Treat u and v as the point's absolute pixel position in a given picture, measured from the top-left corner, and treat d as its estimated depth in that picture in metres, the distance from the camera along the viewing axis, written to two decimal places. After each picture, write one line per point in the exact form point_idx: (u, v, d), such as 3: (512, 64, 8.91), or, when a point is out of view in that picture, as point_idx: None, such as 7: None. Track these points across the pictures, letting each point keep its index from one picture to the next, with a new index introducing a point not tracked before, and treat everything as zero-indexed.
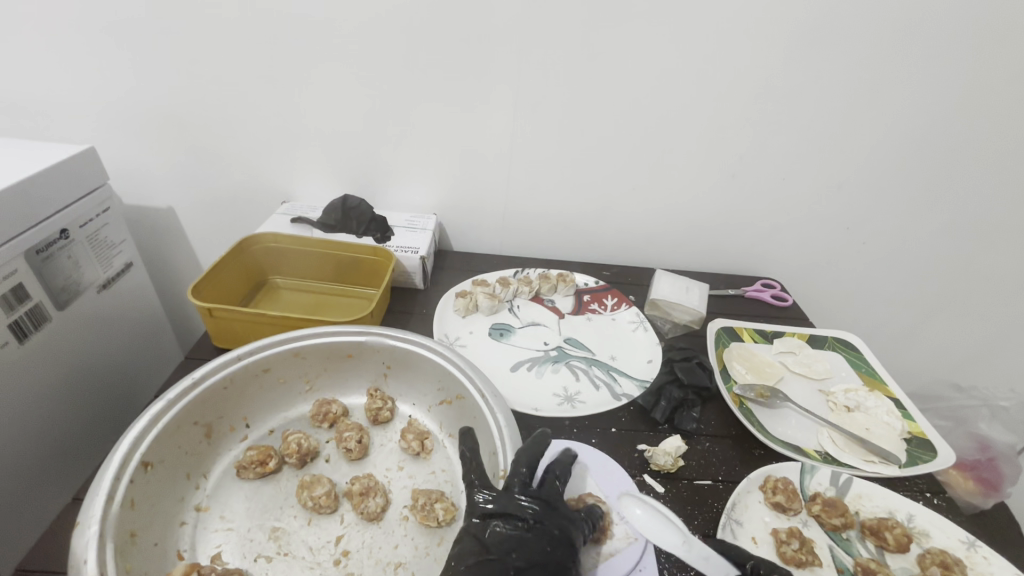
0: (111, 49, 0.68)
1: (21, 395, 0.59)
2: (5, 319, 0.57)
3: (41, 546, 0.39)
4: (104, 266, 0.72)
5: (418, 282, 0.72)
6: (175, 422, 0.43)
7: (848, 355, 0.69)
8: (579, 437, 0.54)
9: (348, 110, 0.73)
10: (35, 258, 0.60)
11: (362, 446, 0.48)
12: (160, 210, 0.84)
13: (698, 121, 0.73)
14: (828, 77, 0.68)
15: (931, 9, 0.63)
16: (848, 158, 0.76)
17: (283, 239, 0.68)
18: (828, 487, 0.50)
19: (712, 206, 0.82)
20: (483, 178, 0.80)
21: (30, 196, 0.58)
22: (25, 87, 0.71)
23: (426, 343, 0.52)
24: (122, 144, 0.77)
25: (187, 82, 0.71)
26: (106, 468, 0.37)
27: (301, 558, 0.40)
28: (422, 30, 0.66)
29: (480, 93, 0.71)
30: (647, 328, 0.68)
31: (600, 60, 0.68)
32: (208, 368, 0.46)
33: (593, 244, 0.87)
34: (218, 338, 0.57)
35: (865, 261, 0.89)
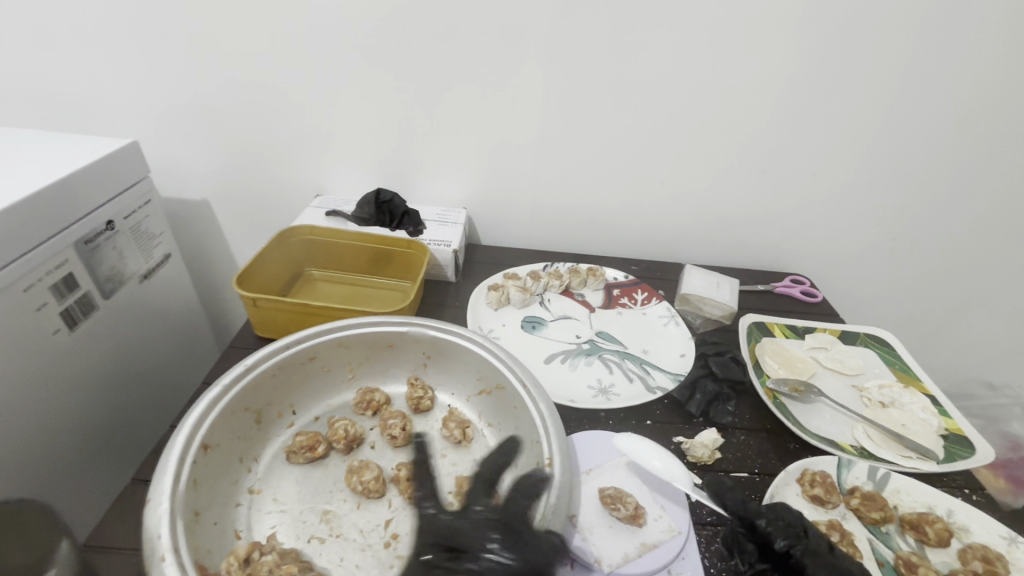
0: (152, 46, 0.69)
1: (71, 381, 0.61)
2: (57, 307, 0.59)
3: (108, 524, 0.40)
4: (145, 258, 0.74)
5: (450, 276, 0.73)
6: (230, 406, 0.44)
7: (881, 351, 0.68)
8: (615, 429, 0.54)
9: (381, 105, 0.74)
10: (84, 249, 0.62)
11: (406, 433, 0.49)
12: (194, 203, 0.86)
13: (730, 117, 0.73)
14: (864, 71, 0.68)
15: (970, 3, 0.63)
16: (882, 153, 0.76)
17: (319, 232, 0.70)
18: (866, 481, 0.50)
19: (742, 201, 0.81)
20: (512, 172, 0.80)
21: (79, 189, 0.60)
22: (69, 83, 0.73)
23: (465, 333, 0.53)
24: (160, 139, 0.78)
25: (225, 77, 0.72)
26: (171, 450, 0.39)
27: (353, 540, 0.41)
28: (455, 25, 0.67)
29: (512, 88, 0.72)
30: (678, 322, 0.69)
31: (632, 54, 0.68)
32: (259, 355, 0.47)
33: (620, 238, 0.87)
34: (261, 328, 0.59)
35: (895, 257, 0.88)
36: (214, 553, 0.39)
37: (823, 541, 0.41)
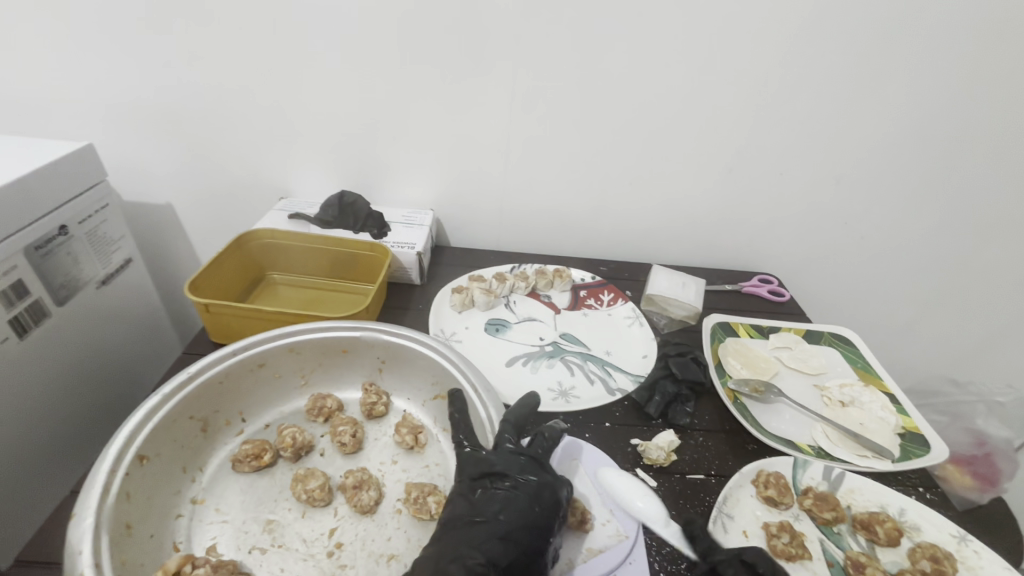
0: (108, 48, 0.68)
1: (20, 391, 0.60)
2: (6, 314, 0.58)
3: (41, 537, 0.39)
4: (103, 263, 0.73)
5: (413, 278, 0.72)
6: (171, 415, 0.44)
7: (844, 350, 0.69)
8: (573, 431, 0.54)
9: (345, 106, 0.73)
10: (35, 254, 0.60)
11: (357, 440, 0.48)
12: (158, 206, 0.85)
13: (695, 116, 0.73)
14: (827, 71, 0.68)
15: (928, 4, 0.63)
16: (847, 152, 0.76)
17: (280, 235, 0.69)
18: (820, 481, 0.50)
19: (710, 201, 0.82)
20: (479, 174, 0.80)
21: (29, 193, 0.59)
22: (24, 84, 0.71)
23: (420, 337, 0.53)
24: (121, 141, 0.77)
25: (186, 79, 0.71)
26: (101, 461, 0.38)
27: (295, 550, 0.41)
28: (418, 26, 0.66)
29: (477, 89, 0.71)
30: (643, 323, 0.68)
31: (596, 54, 0.68)
32: (203, 363, 0.46)
33: (590, 239, 0.87)
34: (215, 334, 0.58)
35: (863, 256, 0.88)
36: (147, 566, 0.38)
37: None
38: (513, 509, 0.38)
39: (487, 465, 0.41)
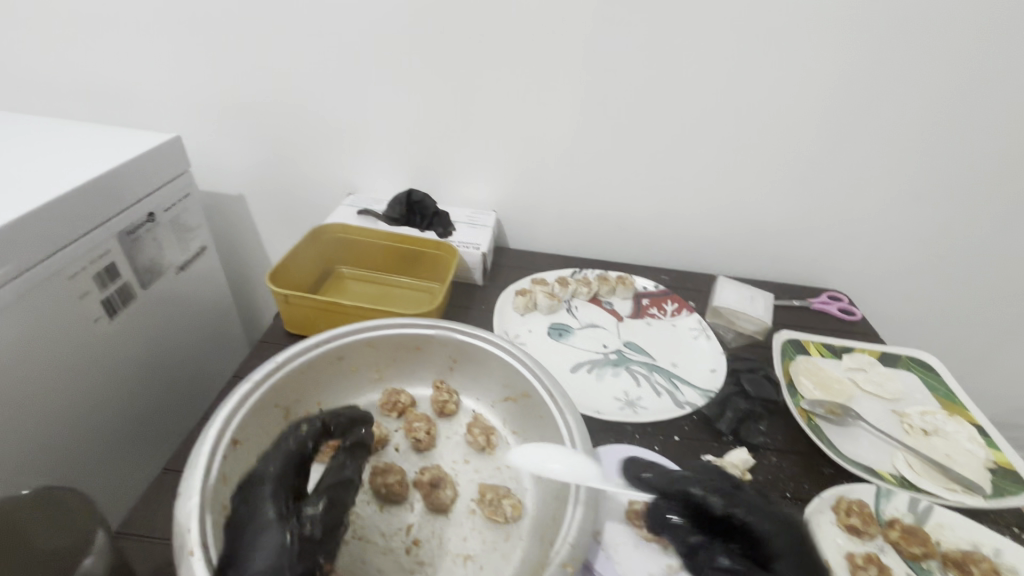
0: (199, 45, 0.72)
1: (106, 369, 0.63)
2: (98, 295, 0.61)
3: (144, 511, 0.42)
4: (182, 249, 0.76)
5: (476, 278, 0.73)
6: (259, 403, 0.45)
7: (924, 376, 0.65)
8: (641, 443, 0.53)
9: (417, 107, 0.75)
10: (125, 239, 0.64)
11: (431, 437, 0.49)
12: (232, 198, 0.88)
13: (771, 126, 0.71)
14: (913, 83, 0.66)
15: None
16: (930, 168, 0.72)
17: (351, 230, 0.70)
18: (906, 513, 0.48)
19: (780, 213, 0.79)
20: (544, 177, 0.79)
21: (122, 182, 0.62)
22: (120, 79, 0.76)
23: (492, 338, 0.53)
24: (202, 134, 0.80)
25: (267, 76, 0.74)
26: (200, 445, 0.40)
27: (375, 543, 0.41)
28: (494, 29, 0.67)
29: (549, 92, 0.71)
30: (709, 336, 0.67)
31: (671, 61, 0.67)
32: (287, 354, 0.48)
33: (650, 248, 0.85)
34: (291, 325, 0.60)
35: (939, 277, 0.84)
36: None
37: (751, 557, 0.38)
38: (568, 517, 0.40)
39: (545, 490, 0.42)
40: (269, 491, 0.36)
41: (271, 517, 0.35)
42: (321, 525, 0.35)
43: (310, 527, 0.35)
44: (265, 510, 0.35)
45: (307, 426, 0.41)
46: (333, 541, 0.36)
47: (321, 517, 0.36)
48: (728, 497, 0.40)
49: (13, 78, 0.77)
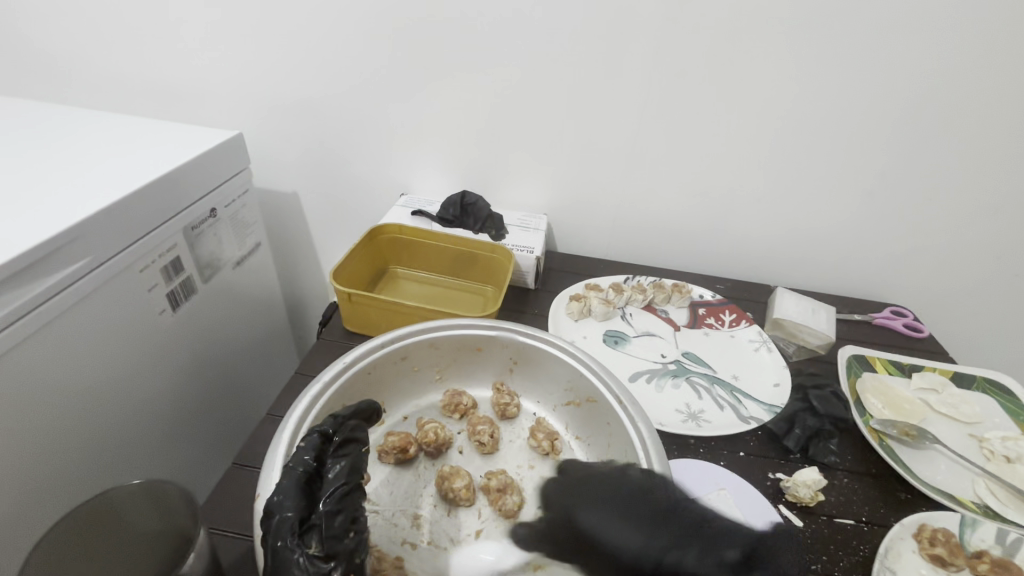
0: (263, 44, 0.73)
1: (167, 362, 0.65)
2: (165, 288, 0.62)
3: (224, 508, 0.42)
4: (239, 245, 0.77)
5: (529, 282, 0.72)
6: (330, 402, 0.45)
7: (1001, 398, 0.62)
8: (707, 458, 0.52)
9: (473, 107, 0.74)
10: (190, 234, 0.65)
11: (494, 440, 0.48)
12: (284, 195, 0.89)
13: (839, 134, 0.68)
14: (995, 91, 0.63)
15: None
16: (1009, 180, 0.69)
17: (407, 230, 0.70)
18: (993, 545, 0.45)
19: (843, 223, 0.76)
20: (598, 181, 0.78)
21: (189, 178, 0.63)
22: (186, 78, 0.78)
23: (555, 341, 0.52)
24: (260, 133, 0.82)
25: (327, 76, 0.75)
26: (277, 444, 0.40)
27: (445, 548, 0.41)
28: (556, 30, 0.66)
29: (609, 95, 0.70)
30: (771, 349, 0.65)
31: (738, 66, 0.65)
32: (355, 353, 0.48)
33: (704, 255, 0.84)
34: (352, 324, 0.60)
35: (1013, 294, 0.80)
36: None
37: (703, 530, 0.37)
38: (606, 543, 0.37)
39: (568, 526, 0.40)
40: (279, 519, 0.33)
41: (281, 547, 0.32)
42: (325, 543, 0.33)
43: (317, 545, 0.32)
44: (275, 541, 0.33)
45: (305, 441, 0.38)
46: (348, 544, 0.33)
47: (326, 532, 0.33)
48: (574, 498, 0.41)
49: (86, 76, 0.80)
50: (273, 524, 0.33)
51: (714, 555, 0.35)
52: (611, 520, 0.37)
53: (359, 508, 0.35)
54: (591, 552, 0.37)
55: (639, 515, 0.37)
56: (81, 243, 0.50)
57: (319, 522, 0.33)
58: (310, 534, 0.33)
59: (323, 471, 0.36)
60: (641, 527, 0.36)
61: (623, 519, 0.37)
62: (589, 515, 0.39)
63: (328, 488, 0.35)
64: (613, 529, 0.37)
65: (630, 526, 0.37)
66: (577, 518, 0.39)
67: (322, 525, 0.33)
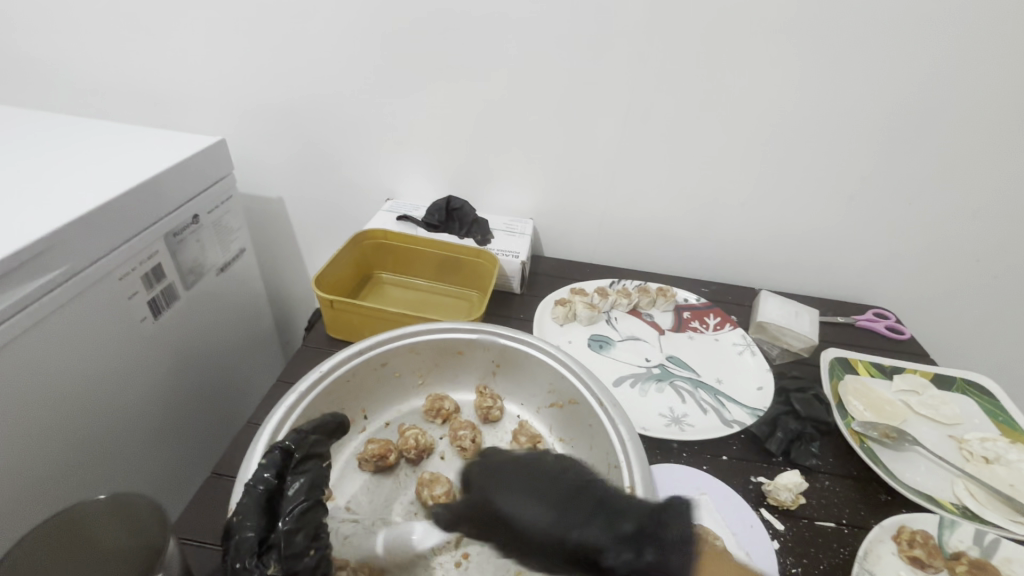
0: (246, 50, 0.73)
1: (148, 371, 0.64)
2: (145, 296, 0.62)
3: (201, 518, 0.42)
4: (223, 251, 0.77)
5: (515, 287, 0.72)
6: (308, 410, 0.45)
7: (980, 398, 0.63)
8: (689, 462, 0.52)
9: (458, 113, 0.75)
10: (171, 241, 0.65)
11: (476, 447, 0.48)
12: (269, 200, 0.88)
13: (820, 139, 0.69)
14: (972, 97, 0.64)
15: None
16: (986, 184, 0.70)
17: (391, 236, 0.70)
18: (971, 546, 0.46)
19: (826, 227, 0.77)
20: (583, 186, 0.79)
21: (170, 185, 0.63)
22: (169, 84, 0.77)
23: (536, 343, 0.52)
24: (244, 138, 0.81)
25: (311, 81, 0.74)
26: (249, 456, 0.39)
27: (425, 556, 0.41)
28: (539, 36, 0.67)
29: (593, 101, 0.70)
30: (755, 352, 0.65)
31: (720, 71, 0.66)
32: (334, 361, 0.48)
33: (689, 259, 0.84)
34: (335, 331, 0.60)
35: (994, 296, 0.81)
36: None
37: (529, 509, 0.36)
38: (522, 515, 0.36)
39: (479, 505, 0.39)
40: (238, 540, 0.34)
41: (240, 568, 0.32)
42: (284, 562, 0.33)
43: (275, 565, 0.33)
44: (234, 562, 0.33)
45: (266, 458, 0.37)
46: (307, 563, 0.33)
47: (286, 552, 0.33)
48: (490, 466, 0.41)
49: (68, 81, 0.79)
50: (232, 545, 0.33)
51: (609, 529, 0.35)
52: (510, 492, 0.38)
53: (319, 525, 0.35)
54: (494, 522, 0.37)
55: (556, 495, 0.37)
56: (58, 251, 0.49)
57: (278, 542, 0.33)
58: (269, 554, 0.33)
59: (283, 490, 0.36)
60: (555, 502, 0.36)
61: (533, 495, 0.37)
62: (506, 496, 0.38)
63: (287, 506, 0.35)
64: (523, 503, 0.37)
65: (540, 500, 0.37)
66: (494, 499, 0.38)
67: (282, 545, 0.33)
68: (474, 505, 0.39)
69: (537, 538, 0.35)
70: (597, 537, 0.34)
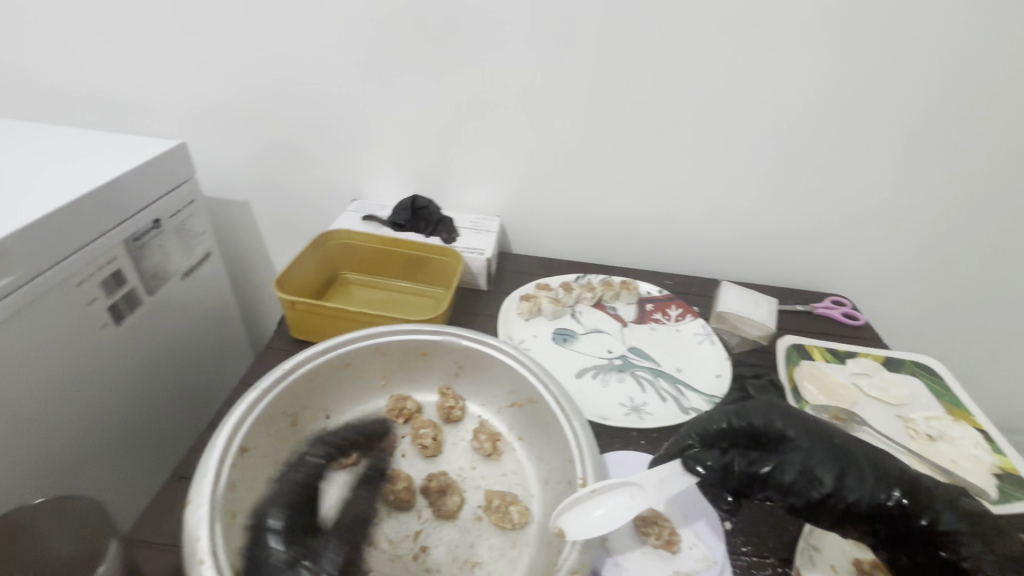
0: (206, 52, 0.72)
1: (110, 377, 0.63)
2: (105, 301, 0.61)
3: (157, 519, 0.42)
4: (188, 255, 0.76)
5: (480, 283, 0.73)
6: (268, 409, 0.45)
7: (928, 380, 0.65)
8: (647, 450, 0.53)
9: (421, 113, 0.75)
10: (131, 246, 0.64)
11: (437, 443, 0.49)
12: (236, 203, 0.88)
13: (774, 132, 0.71)
14: (914, 90, 0.66)
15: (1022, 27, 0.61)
16: (932, 174, 0.73)
17: (357, 236, 0.71)
18: None
19: (784, 218, 0.79)
20: (547, 183, 0.80)
21: (128, 189, 0.62)
22: (128, 87, 0.76)
23: (499, 344, 0.53)
24: (208, 142, 0.81)
25: (273, 83, 0.74)
26: (211, 453, 0.40)
27: (382, 551, 0.41)
28: (498, 36, 0.68)
29: (553, 99, 0.72)
30: (714, 341, 0.67)
31: (674, 68, 0.67)
32: (295, 361, 0.48)
33: (654, 252, 0.86)
34: (298, 331, 0.60)
35: (947, 282, 0.84)
36: None
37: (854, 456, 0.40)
38: (811, 451, 0.40)
39: (750, 434, 0.42)
40: None
41: None
42: None
43: None
44: None
45: None
46: None
47: None
48: (764, 406, 0.43)
49: (24, 86, 0.78)
50: None
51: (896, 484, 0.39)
52: (824, 444, 0.40)
53: None
54: (786, 457, 0.41)
55: (830, 442, 0.41)
56: (9, 258, 0.49)
57: None
58: None
59: None
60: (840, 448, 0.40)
61: (814, 438, 0.41)
62: (800, 436, 0.41)
63: None
64: (819, 450, 0.40)
65: (827, 447, 0.40)
66: (785, 432, 0.41)
67: None
68: (738, 433, 0.42)
69: (829, 471, 0.39)
70: (877, 487, 0.39)
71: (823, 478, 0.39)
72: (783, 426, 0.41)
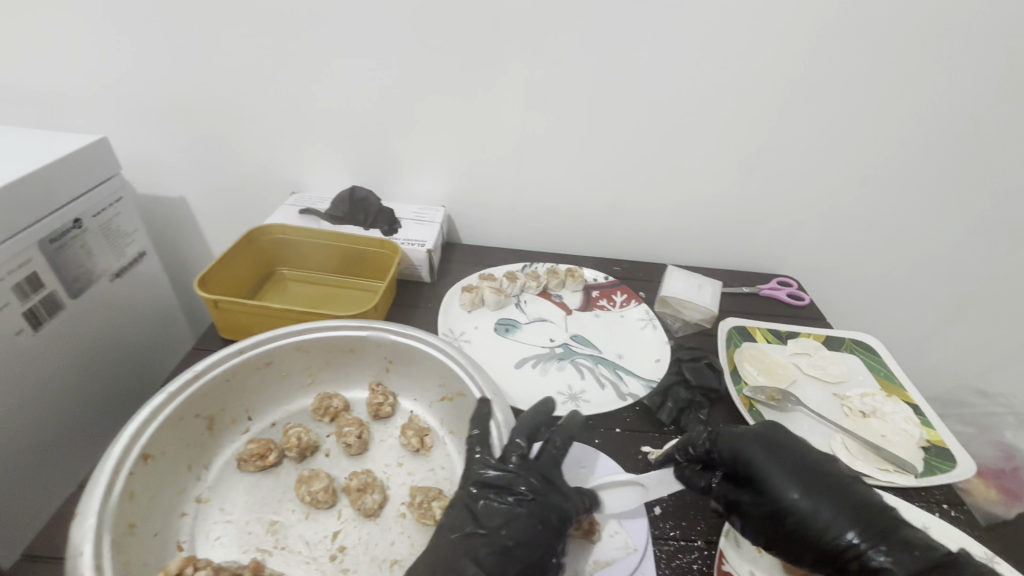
0: (123, 42, 0.68)
1: (30, 385, 0.61)
2: (19, 306, 0.58)
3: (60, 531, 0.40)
4: (117, 256, 0.73)
5: (423, 276, 0.71)
6: (177, 413, 0.44)
7: (865, 357, 0.66)
8: (582, 437, 0.53)
9: (356, 102, 0.73)
10: (49, 247, 0.61)
11: (362, 441, 0.48)
12: (172, 200, 0.85)
13: (714, 115, 0.70)
14: (851, 70, 0.66)
15: (955, 6, 0.60)
16: (870, 154, 0.73)
17: (291, 231, 0.68)
18: None
19: (729, 201, 0.79)
20: (491, 172, 0.78)
21: (40, 187, 0.59)
22: (44, 79, 0.72)
23: (428, 338, 0.52)
24: (136, 136, 0.77)
25: (199, 75, 0.71)
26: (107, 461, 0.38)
27: (297, 552, 0.41)
28: (429, 21, 0.65)
29: (490, 86, 0.70)
30: (655, 326, 0.67)
31: (611, 51, 0.66)
32: (209, 360, 0.46)
33: (602, 238, 0.85)
34: (225, 330, 0.58)
35: (890, 260, 0.85)
36: (149, 566, 0.38)
37: (829, 495, 0.41)
38: (779, 486, 0.41)
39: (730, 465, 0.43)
40: None
41: None
42: None
43: None
44: None
45: None
46: None
47: None
48: (752, 437, 0.44)
49: None
50: None
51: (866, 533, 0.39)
52: (796, 478, 0.42)
53: None
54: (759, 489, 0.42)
55: (811, 480, 0.42)
56: None
57: None
58: None
59: None
60: (814, 485, 0.41)
61: (791, 473, 0.42)
62: (775, 470, 0.42)
63: None
64: (789, 483, 0.41)
65: (799, 483, 0.41)
66: (759, 464, 0.42)
67: None
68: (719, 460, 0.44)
69: (798, 510, 0.40)
70: (846, 530, 0.39)
71: (790, 514, 0.40)
72: (759, 456, 0.43)
